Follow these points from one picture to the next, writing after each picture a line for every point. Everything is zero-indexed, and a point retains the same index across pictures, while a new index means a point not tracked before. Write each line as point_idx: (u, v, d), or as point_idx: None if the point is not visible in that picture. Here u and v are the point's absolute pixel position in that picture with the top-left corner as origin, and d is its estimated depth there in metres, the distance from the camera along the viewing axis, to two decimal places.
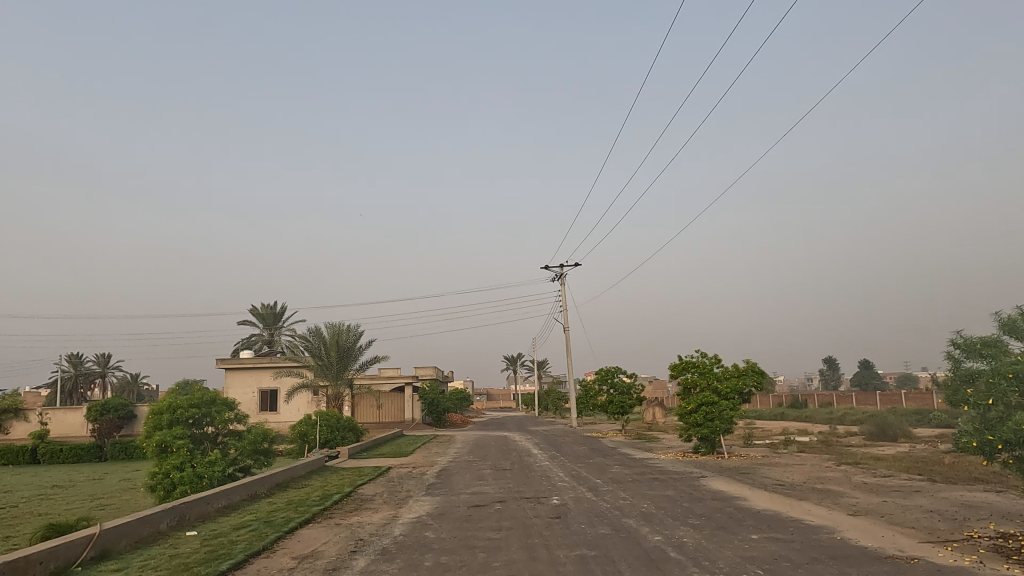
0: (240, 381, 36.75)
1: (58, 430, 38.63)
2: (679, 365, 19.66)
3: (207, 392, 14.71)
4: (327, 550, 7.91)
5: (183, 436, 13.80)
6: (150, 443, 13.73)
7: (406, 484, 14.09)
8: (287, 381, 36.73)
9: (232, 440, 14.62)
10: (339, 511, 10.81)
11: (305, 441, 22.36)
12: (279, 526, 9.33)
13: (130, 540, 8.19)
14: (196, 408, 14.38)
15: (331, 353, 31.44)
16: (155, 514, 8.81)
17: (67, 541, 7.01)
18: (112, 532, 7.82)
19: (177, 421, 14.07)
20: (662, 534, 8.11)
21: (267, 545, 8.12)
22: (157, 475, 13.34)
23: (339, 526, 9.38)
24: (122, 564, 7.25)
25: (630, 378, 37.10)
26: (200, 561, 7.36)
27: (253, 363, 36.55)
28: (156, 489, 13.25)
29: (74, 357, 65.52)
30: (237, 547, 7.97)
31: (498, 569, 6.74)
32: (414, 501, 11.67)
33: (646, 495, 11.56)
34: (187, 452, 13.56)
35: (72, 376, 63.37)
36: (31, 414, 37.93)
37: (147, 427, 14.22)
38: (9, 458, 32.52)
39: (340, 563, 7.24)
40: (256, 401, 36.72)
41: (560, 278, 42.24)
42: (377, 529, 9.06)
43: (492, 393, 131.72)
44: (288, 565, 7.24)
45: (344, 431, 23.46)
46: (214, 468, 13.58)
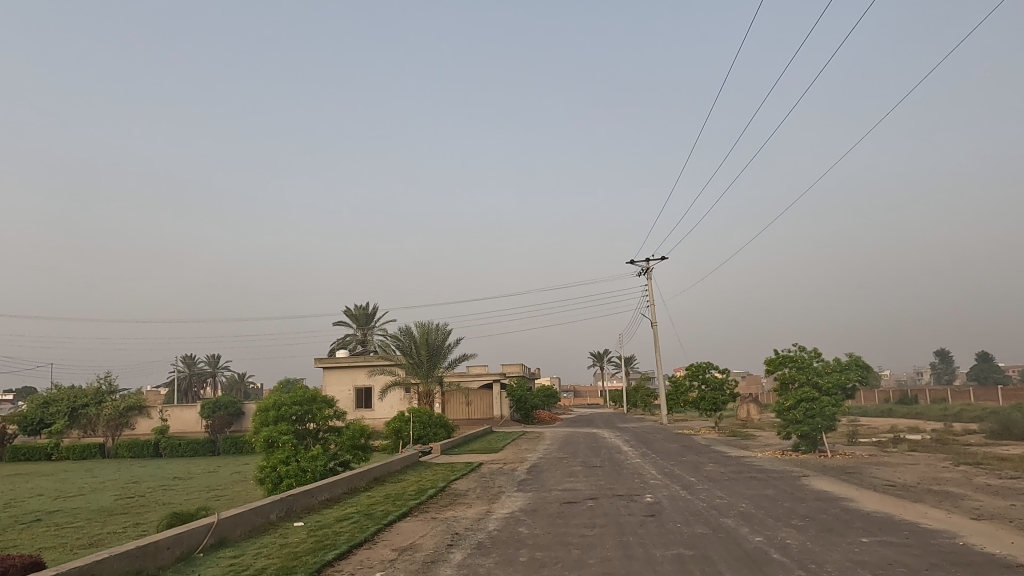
0: (337, 379, 38.38)
1: (176, 426, 41.79)
2: (776, 360, 18.93)
3: (308, 390, 15.37)
4: (424, 543, 8.13)
5: (287, 431, 14.57)
6: (258, 438, 14.60)
7: (497, 480, 14.28)
8: (381, 379, 38.02)
9: (332, 436, 15.29)
10: (435, 505, 11.10)
11: (400, 436, 22.97)
12: (379, 519, 9.69)
13: (245, 529, 8.73)
14: (299, 405, 15.11)
15: (421, 351, 32.27)
16: (265, 506, 9.36)
17: (190, 529, 7.56)
18: (229, 520, 8.37)
19: (282, 417, 14.88)
20: (763, 534, 7.83)
21: (369, 537, 8.44)
22: (265, 468, 14.17)
23: (435, 520, 9.62)
24: (238, 551, 7.75)
25: (723, 374, 36.04)
26: (308, 550, 7.77)
27: (348, 362, 38.05)
28: (264, 482, 14.08)
29: (188, 357, 70.68)
30: (341, 538, 8.33)
31: (594, 566, 6.69)
32: (507, 497, 11.81)
33: (744, 494, 11.19)
34: (291, 447, 14.30)
35: (187, 375, 68.33)
36: (153, 411, 41.22)
37: (256, 423, 15.13)
38: (136, 451, 35.42)
39: (437, 557, 7.40)
40: (352, 398, 38.22)
41: (646, 272, 41.56)
42: (472, 524, 9.22)
43: (580, 389, 130.90)
44: (389, 556, 7.50)
45: (436, 428, 24.05)
46: (317, 462, 14.24)
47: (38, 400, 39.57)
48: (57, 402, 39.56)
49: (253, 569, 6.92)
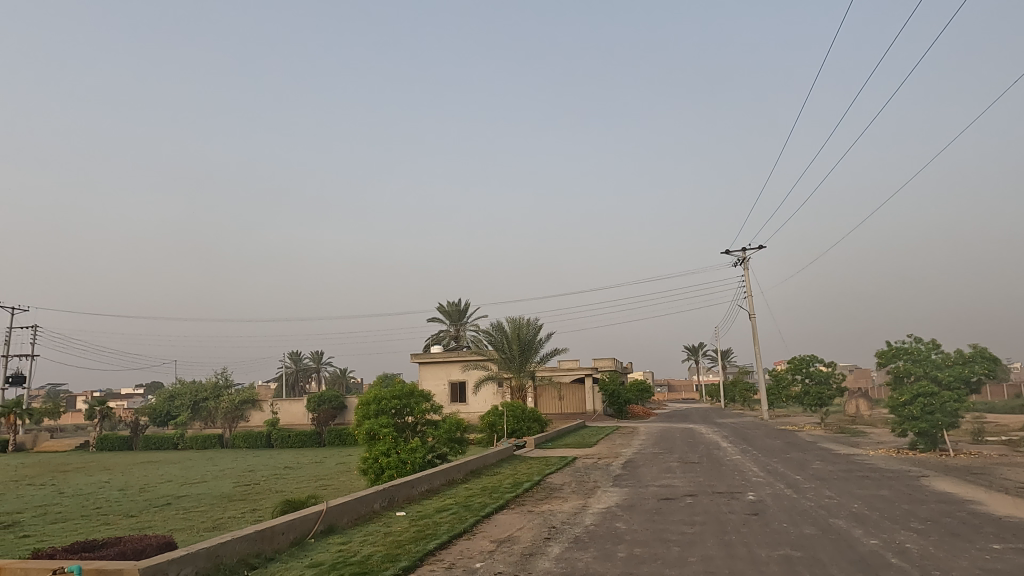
0: (432, 373, 39.40)
1: (285, 418, 44.30)
2: (888, 353, 17.77)
3: (406, 384, 15.83)
4: (522, 535, 8.23)
5: (387, 424, 15.10)
6: (360, 431, 15.25)
7: (593, 475, 14.20)
8: (474, 373, 38.72)
9: (430, 430, 15.71)
10: (531, 498, 11.19)
11: (494, 430, 23.51)
12: (477, 510, 9.89)
13: (351, 517, 9.15)
14: (397, 399, 15.65)
15: (513, 346, 32.57)
16: (370, 495, 9.77)
17: (302, 516, 8.01)
18: (337, 508, 8.79)
19: (382, 411, 15.47)
20: (879, 537, 7.37)
21: (468, 528, 8.63)
22: (368, 460, 14.79)
23: (531, 513, 9.71)
24: (346, 538, 8.13)
25: (828, 367, 34.20)
26: (411, 539, 8.04)
27: (443, 356, 38.98)
28: (368, 473, 14.70)
29: (295, 354, 74.83)
30: (441, 528, 8.57)
31: (695, 564, 6.52)
32: (603, 491, 11.72)
33: (855, 494, 10.57)
34: (391, 439, 14.84)
35: (294, 371, 72.38)
36: (265, 404, 43.90)
37: (358, 416, 15.78)
38: (251, 442, 37.84)
39: (536, 550, 7.47)
40: (447, 392, 39.15)
41: (742, 262, 40.02)
42: (569, 518, 9.24)
43: (673, 383, 128.13)
44: (488, 547, 7.64)
45: (529, 421, 24.24)
46: (416, 454, 14.69)
47: (165, 394, 43.28)
48: (181, 396, 43.08)
49: (360, 555, 7.23)
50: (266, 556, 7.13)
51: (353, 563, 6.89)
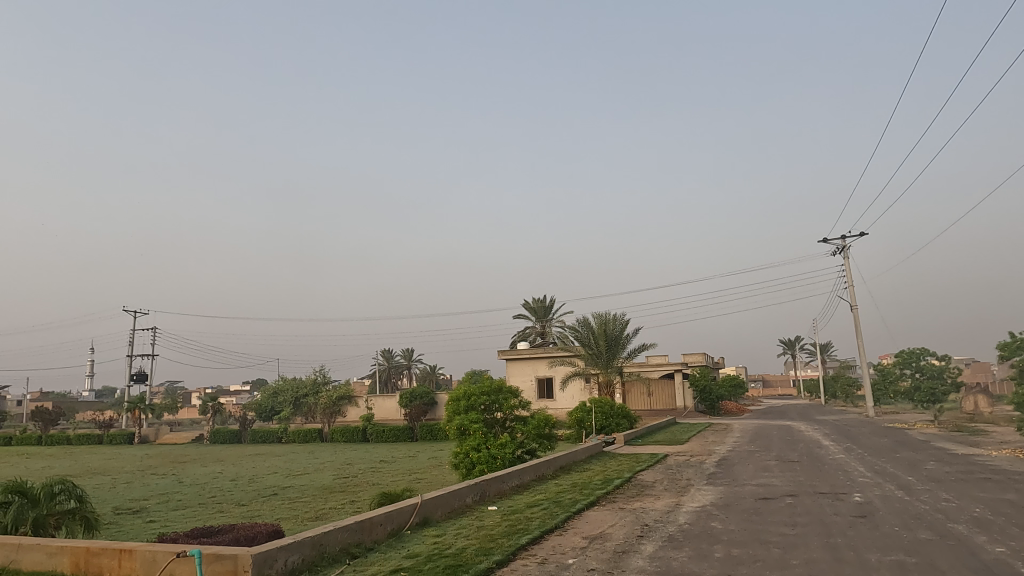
0: (520, 370, 39.70)
1: (379, 414, 45.91)
2: (1012, 346, 16.34)
3: (495, 380, 16.04)
4: (614, 533, 8.15)
5: (477, 420, 15.35)
6: (452, 426, 15.59)
7: (685, 472, 13.88)
8: (561, 369, 38.73)
9: (519, 426, 15.84)
10: (622, 495, 11.06)
11: (582, 427, 23.41)
12: (568, 506, 9.89)
13: (445, 510, 9.37)
14: (487, 395, 15.86)
15: (600, 342, 32.30)
16: (462, 489, 9.97)
17: (399, 508, 8.27)
18: (431, 501, 9.03)
19: (472, 407, 15.74)
20: (1005, 545, 6.80)
21: (559, 524, 8.64)
22: (460, 454, 15.09)
23: (623, 510, 9.60)
24: (441, 531, 8.34)
25: (942, 361, 31.89)
26: (503, 533, 8.14)
27: (529, 353, 39.18)
28: (459, 468, 14.99)
29: (387, 352, 77.39)
30: (533, 523, 8.63)
31: (798, 567, 6.25)
32: (697, 490, 11.42)
33: (976, 497, 9.80)
34: (481, 435, 15.07)
35: (387, 367, 75.02)
36: (360, 400, 45.67)
37: (448, 412, 16.13)
38: (348, 436, 39.49)
39: (628, 547, 7.37)
40: (534, 388, 39.35)
41: (842, 250, 37.90)
42: (662, 516, 9.07)
43: (768, 379, 123.21)
44: (580, 544, 7.62)
45: (618, 418, 24.00)
46: (505, 450, 14.83)
47: (269, 390, 45.94)
48: (284, 392, 45.57)
49: (454, 548, 7.38)
50: (365, 546, 7.41)
51: (447, 555, 7.05)
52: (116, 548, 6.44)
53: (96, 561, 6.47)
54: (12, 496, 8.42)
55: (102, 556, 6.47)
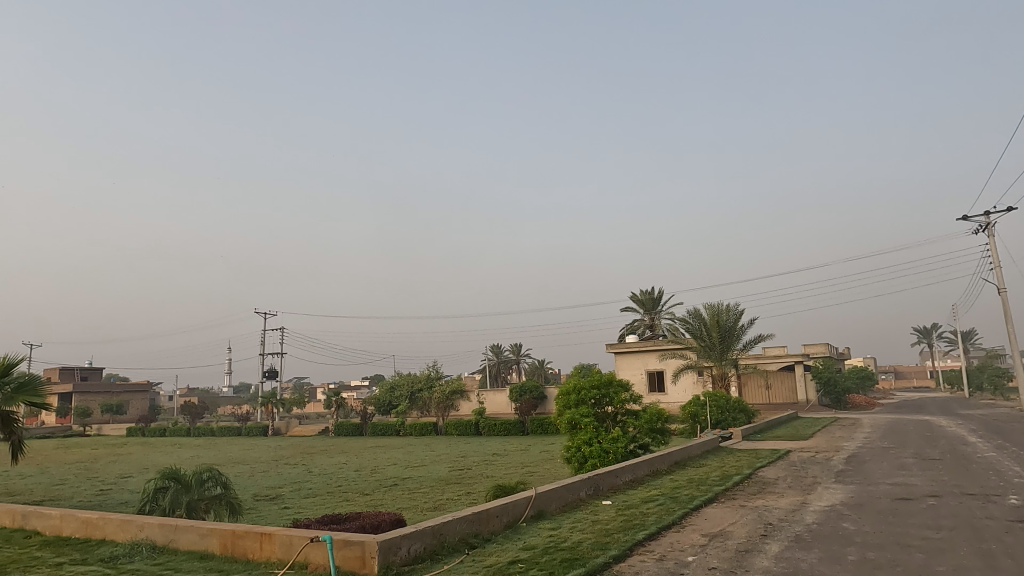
0: (629, 363, 39.12)
1: (491, 408, 46.80)
2: None
3: (604, 374, 15.86)
4: (736, 531, 7.85)
5: (588, 414, 15.30)
6: (563, 421, 15.63)
7: (811, 470, 13.12)
8: (672, 362, 37.80)
9: (631, 420, 15.61)
10: (743, 492, 10.64)
11: (697, 421, 22.79)
12: (685, 503, 9.62)
13: (560, 504, 9.40)
14: (597, 389, 15.70)
15: (713, 333, 31.17)
16: (576, 483, 9.96)
17: (514, 500, 8.39)
18: (545, 495, 9.08)
19: (582, 401, 15.67)
20: None
21: (676, 520, 8.43)
22: (571, 448, 15.09)
23: (744, 508, 9.22)
24: (556, 524, 8.37)
25: None
26: (618, 528, 8.05)
27: (639, 347, 38.52)
28: (571, 462, 15.00)
29: (496, 347, 78.67)
30: (649, 519, 8.47)
31: None
32: (824, 488, 10.77)
33: None
34: (593, 429, 14.99)
35: (496, 362, 76.39)
36: (472, 394, 46.78)
37: (559, 405, 16.16)
38: (461, 429, 40.61)
39: (752, 546, 7.08)
40: (645, 382, 38.65)
41: (986, 228, 34.36)
42: (787, 515, 8.63)
43: (901, 370, 114.22)
44: (699, 541, 7.40)
45: (735, 412, 23.10)
46: (617, 444, 14.64)
47: (386, 386, 47.94)
48: (400, 387, 47.44)
49: (570, 542, 7.38)
50: (483, 536, 7.58)
51: (564, 548, 7.06)
52: (258, 531, 6.97)
53: (241, 544, 7.03)
54: (169, 482, 9.33)
55: (246, 538, 7.02)
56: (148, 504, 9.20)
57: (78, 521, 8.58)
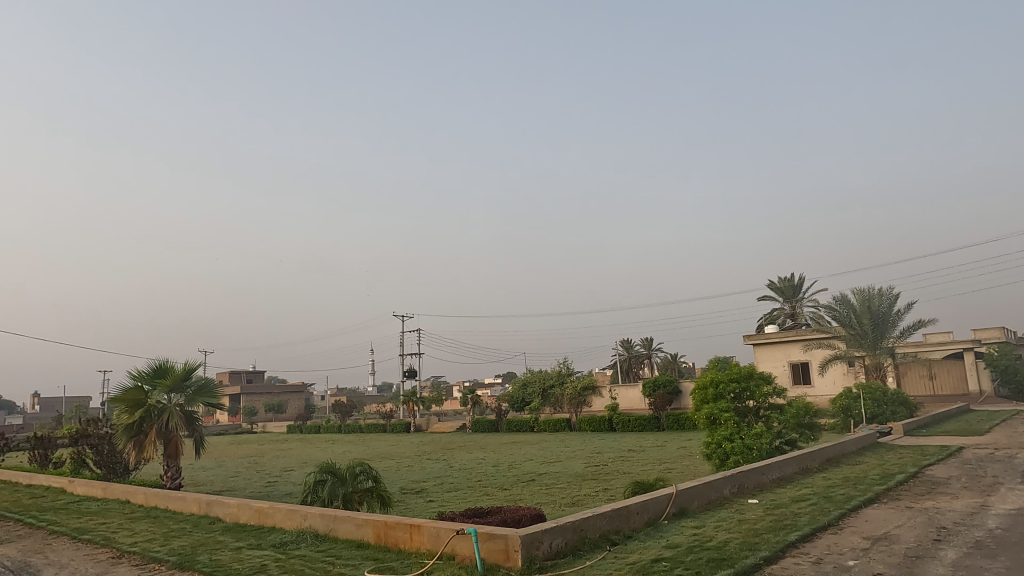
0: (770, 355, 37.10)
1: (624, 403, 46.23)
2: None
3: (743, 367, 15.15)
4: (903, 535, 7.18)
5: (727, 409, 14.69)
6: (700, 416, 15.11)
7: (991, 469, 11.73)
8: (819, 353, 35.41)
9: (775, 414, 14.81)
10: (908, 492, 9.73)
11: (849, 415, 21.23)
12: (841, 503, 8.95)
13: (702, 502, 9.10)
14: (736, 383, 15.03)
15: (864, 321, 28.83)
16: (719, 480, 9.59)
17: (654, 497, 8.23)
18: (687, 492, 8.83)
19: (721, 395, 15.04)
20: None
21: (833, 521, 7.87)
22: (712, 444, 14.54)
23: (911, 510, 8.42)
24: (700, 523, 8.11)
25: None
26: (768, 528, 7.65)
27: (780, 337, 36.45)
28: (712, 458, 14.46)
29: (626, 342, 77.63)
30: (801, 520, 7.98)
31: None
32: (1007, 490, 9.60)
33: None
34: (734, 424, 14.36)
35: (627, 357, 75.39)
36: (604, 390, 46.46)
37: (696, 401, 15.63)
38: (595, 425, 40.48)
39: (923, 552, 6.46)
40: (788, 374, 36.49)
41: None
42: (965, 519, 7.77)
43: None
44: (860, 545, 6.85)
45: (894, 405, 21.20)
46: (761, 440, 13.89)
47: (519, 382, 48.80)
48: (533, 384, 48.06)
49: (716, 541, 7.11)
50: (624, 533, 7.51)
51: (710, 548, 6.82)
52: (408, 523, 7.34)
53: (394, 534, 7.45)
54: (326, 475, 10.06)
55: (398, 529, 7.43)
56: (309, 495, 9.97)
57: (252, 509, 9.48)
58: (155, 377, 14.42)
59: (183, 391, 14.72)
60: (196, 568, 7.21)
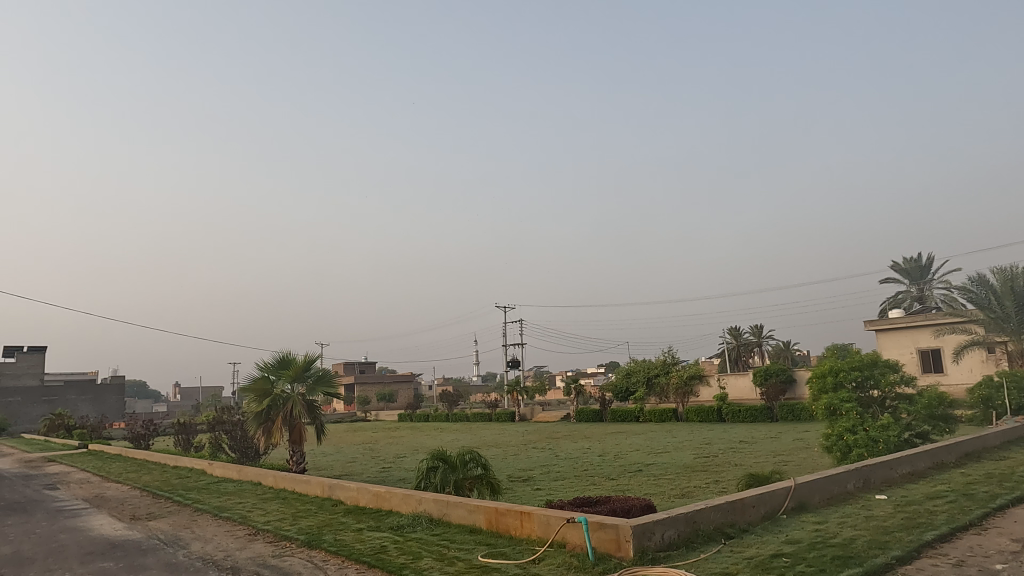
0: (895, 341, 34.58)
1: (734, 393, 44.71)
2: None
3: (866, 354, 14.21)
4: None
5: (849, 399, 13.84)
6: (819, 406, 14.33)
7: None
8: (952, 339, 32.59)
9: (903, 405, 13.78)
10: None
11: (990, 406, 19.44)
12: (984, 501, 8.20)
13: (824, 497, 8.63)
14: (858, 371, 14.12)
15: (1006, 302, 26.23)
16: (842, 474, 9.06)
17: (771, 490, 7.89)
18: (807, 486, 8.40)
19: (841, 384, 14.18)
20: None
21: (976, 521, 7.22)
22: (832, 436, 13.75)
23: None
24: (822, 518, 7.71)
25: None
26: (900, 526, 7.14)
27: (907, 322, 33.88)
28: (832, 451, 13.68)
29: (735, 330, 74.78)
30: (939, 518, 7.38)
31: None
32: None
33: None
34: (857, 415, 13.50)
35: (736, 345, 72.66)
36: (712, 379, 45.08)
37: (814, 390, 14.84)
38: (703, 415, 39.37)
39: None
40: (917, 362, 33.86)
41: None
42: None
43: None
44: (1009, 547, 6.25)
45: None
46: (888, 432, 12.94)
47: (623, 371, 48.26)
48: (637, 373, 47.40)
49: (841, 538, 6.72)
50: (740, 527, 7.26)
51: (834, 544, 6.47)
52: (518, 510, 7.46)
53: (504, 520, 7.59)
54: (438, 461, 10.40)
55: (509, 516, 7.56)
56: (423, 480, 10.35)
57: (370, 493, 9.97)
58: (280, 368, 15.49)
59: (305, 380, 15.70)
60: (323, 546, 7.69)
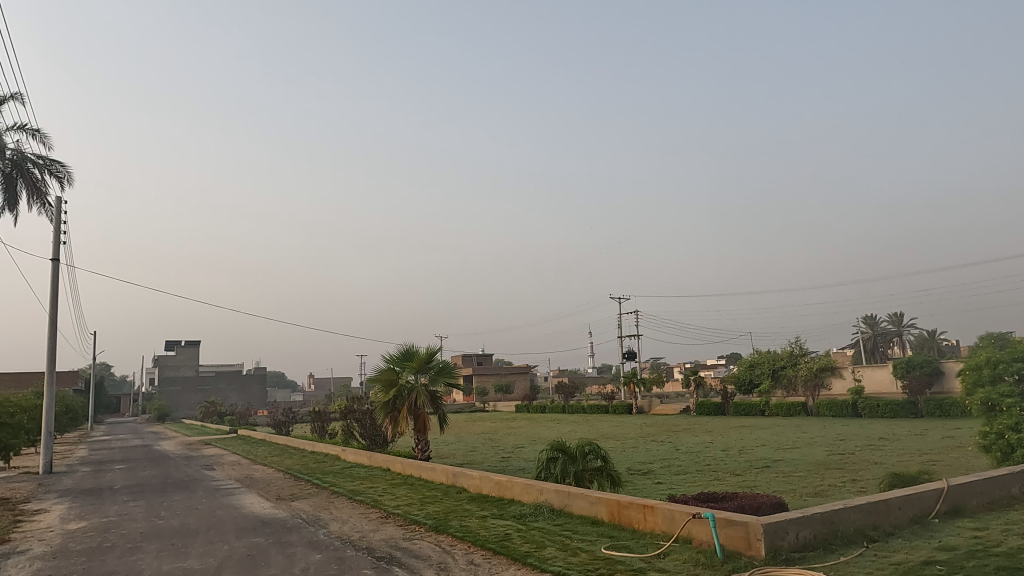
0: None
1: (870, 386, 41.69)
2: None
3: None
4: None
5: (1009, 393, 12.45)
6: (974, 401, 13.02)
7: None
8: None
9: None
10: None
11: None
12: None
13: (982, 501, 7.84)
14: (1021, 363, 12.67)
15: None
16: (1004, 477, 8.18)
17: (920, 492, 7.26)
18: (963, 489, 7.65)
19: (1000, 377, 12.79)
20: None
21: None
22: (989, 435, 12.46)
23: None
24: (982, 524, 7.01)
25: None
26: None
27: None
28: (991, 450, 12.38)
29: (871, 318, 69.48)
30: None
31: None
32: None
33: None
34: (1020, 412, 12.13)
35: (872, 335, 67.54)
36: (846, 371, 42.20)
37: (967, 384, 13.50)
38: (836, 410, 36.94)
39: None
40: None
41: None
42: None
43: None
44: None
45: None
46: None
47: (746, 363, 46.38)
48: (761, 365, 45.35)
49: (1006, 547, 6.08)
50: (885, 530, 6.75)
51: (998, 555, 5.84)
52: (641, 504, 7.37)
53: (627, 513, 7.52)
54: (558, 452, 10.46)
55: (631, 509, 7.48)
56: (543, 471, 10.45)
57: (492, 482, 10.21)
58: (404, 359, 16.19)
59: (427, 371, 16.28)
60: (449, 531, 7.96)
